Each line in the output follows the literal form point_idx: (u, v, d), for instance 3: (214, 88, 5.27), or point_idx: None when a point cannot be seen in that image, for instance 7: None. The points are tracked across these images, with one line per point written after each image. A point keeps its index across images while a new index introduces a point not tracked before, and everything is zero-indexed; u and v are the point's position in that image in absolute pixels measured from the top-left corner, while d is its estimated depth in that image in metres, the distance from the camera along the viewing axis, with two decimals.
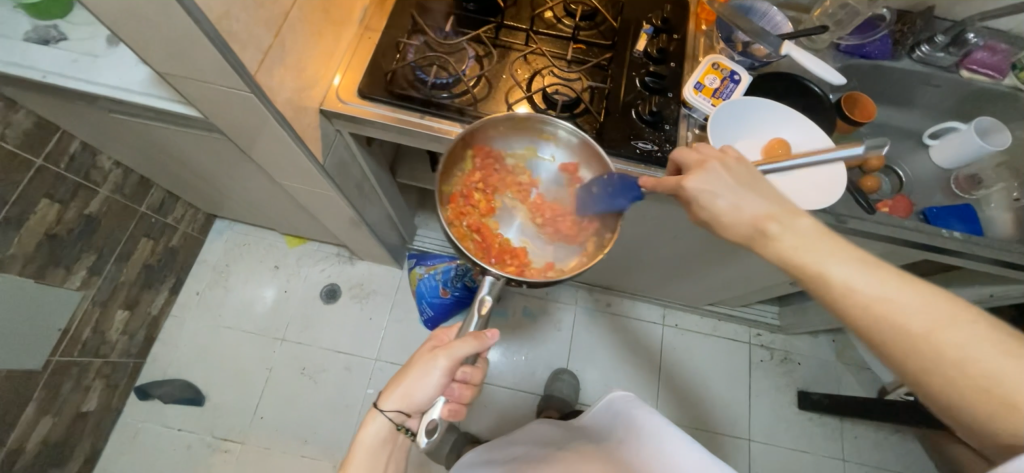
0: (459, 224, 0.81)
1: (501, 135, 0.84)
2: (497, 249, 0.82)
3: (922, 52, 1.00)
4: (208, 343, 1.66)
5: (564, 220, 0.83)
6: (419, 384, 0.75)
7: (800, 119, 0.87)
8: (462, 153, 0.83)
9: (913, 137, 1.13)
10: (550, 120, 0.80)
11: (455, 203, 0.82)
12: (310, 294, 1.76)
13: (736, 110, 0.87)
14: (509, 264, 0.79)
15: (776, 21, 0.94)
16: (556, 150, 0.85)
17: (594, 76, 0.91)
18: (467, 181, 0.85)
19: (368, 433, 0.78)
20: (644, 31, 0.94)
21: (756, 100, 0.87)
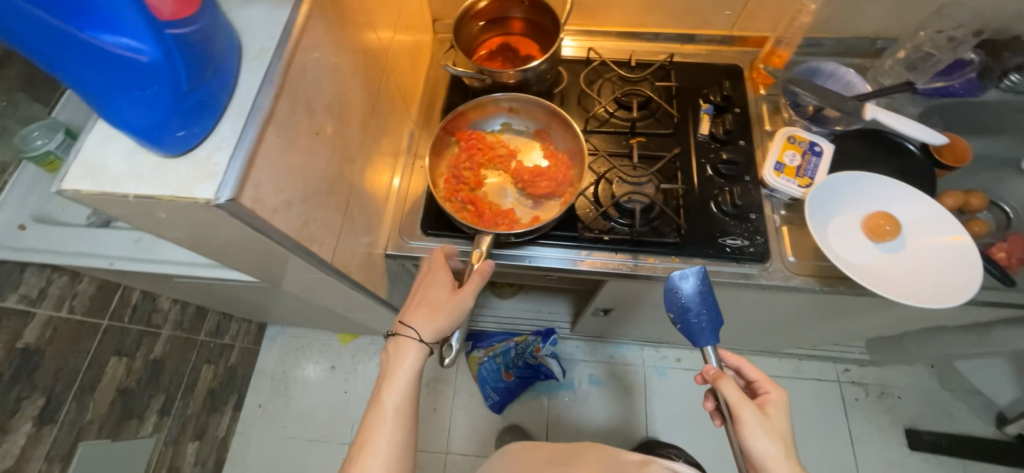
0: (448, 205, 0.77)
1: (476, 115, 0.83)
2: (487, 219, 0.76)
3: (1012, 81, 0.91)
4: (277, 458, 1.63)
5: (544, 179, 0.78)
6: (434, 305, 0.69)
7: (915, 200, 0.79)
8: (442, 137, 0.81)
9: (1011, 165, 1.02)
10: (505, 93, 0.80)
11: (440, 184, 0.79)
12: (370, 390, 1.72)
13: (836, 185, 0.79)
14: (499, 226, 0.75)
15: (849, 81, 0.87)
16: (527, 121, 0.83)
17: (663, 170, 0.85)
18: (453, 165, 0.81)
19: (400, 369, 0.67)
20: (705, 111, 0.89)
21: (866, 176, 0.79)
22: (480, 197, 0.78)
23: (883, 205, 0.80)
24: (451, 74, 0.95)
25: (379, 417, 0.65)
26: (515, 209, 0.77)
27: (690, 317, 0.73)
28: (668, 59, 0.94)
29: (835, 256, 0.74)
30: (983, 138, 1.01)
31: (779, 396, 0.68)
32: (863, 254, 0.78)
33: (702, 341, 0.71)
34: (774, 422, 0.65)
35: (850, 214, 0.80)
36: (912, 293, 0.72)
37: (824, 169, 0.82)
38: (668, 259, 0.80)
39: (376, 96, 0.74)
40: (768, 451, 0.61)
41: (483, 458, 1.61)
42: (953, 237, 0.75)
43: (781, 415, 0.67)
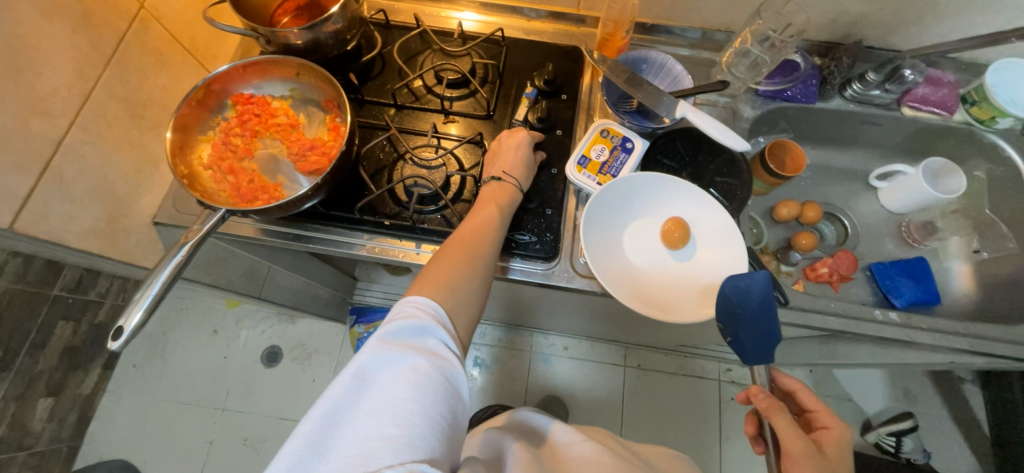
0: (204, 172, 0.70)
1: (257, 77, 0.75)
2: (247, 191, 0.70)
3: (854, 90, 0.86)
4: (146, 419, 1.59)
5: (317, 152, 0.72)
6: (528, 161, 0.75)
7: (701, 196, 0.75)
8: (212, 99, 0.73)
9: (858, 178, 0.99)
10: (280, 56, 0.72)
11: (205, 149, 0.71)
12: (251, 358, 1.68)
13: (646, 184, 0.75)
14: (255, 201, 0.69)
15: (675, 73, 0.81)
16: (316, 86, 0.76)
17: (467, 155, 0.80)
18: (223, 130, 0.73)
19: (485, 224, 0.66)
20: (526, 95, 0.83)
21: (649, 177, 0.75)
22: (245, 168, 0.71)
23: (688, 218, 0.75)
24: (244, 39, 0.85)
25: (461, 252, 0.62)
26: (282, 185, 0.71)
27: (742, 330, 0.66)
28: (499, 33, 0.87)
29: (594, 251, 0.72)
30: (831, 149, 0.98)
31: (840, 433, 0.66)
32: (642, 258, 0.75)
33: (751, 359, 0.68)
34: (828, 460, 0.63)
35: (643, 219, 0.77)
36: (651, 304, 0.70)
37: (632, 169, 0.78)
38: None
39: (118, 44, 0.66)
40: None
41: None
42: (739, 245, 0.71)
43: (834, 453, 0.64)
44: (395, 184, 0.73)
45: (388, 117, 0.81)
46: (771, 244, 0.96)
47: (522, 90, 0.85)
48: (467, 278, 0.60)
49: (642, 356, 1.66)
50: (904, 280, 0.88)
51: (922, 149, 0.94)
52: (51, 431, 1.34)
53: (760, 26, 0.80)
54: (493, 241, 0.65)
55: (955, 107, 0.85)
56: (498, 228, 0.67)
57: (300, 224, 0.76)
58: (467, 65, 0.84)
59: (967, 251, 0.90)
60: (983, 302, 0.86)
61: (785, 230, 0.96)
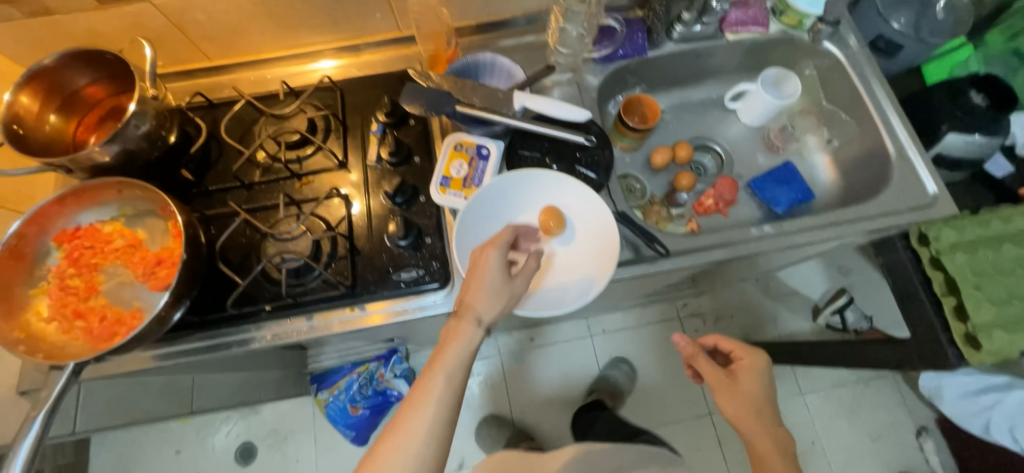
0: (48, 326, 0.64)
1: (77, 207, 0.69)
2: (102, 329, 0.65)
3: (679, 32, 0.90)
4: None
5: (166, 265, 0.68)
6: (503, 272, 0.65)
7: (565, 181, 0.75)
8: (36, 248, 0.68)
9: (718, 105, 1.04)
10: (91, 180, 0.67)
11: (43, 302, 0.66)
12: (220, 464, 1.57)
13: (510, 185, 0.75)
14: (112, 337, 0.64)
15: (507, 68, 0.82)
16: (143, 196, 0.70)
17: (331, 211, 0.78)
18: (57, 275, 0.68)
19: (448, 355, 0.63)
20: (373, 133, 0.82)
21: (512, 179, 0.75)
22: (94, 307, 0.67)
23: (561, 204, 0.76)
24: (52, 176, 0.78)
25: (423, 396, 0.61)
26: (140, 309, 0.66)
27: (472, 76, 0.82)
28: (329, 79, 0.84)
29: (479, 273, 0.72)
30: (683, 86, 1.03)
31: (753, 361, 0.80)
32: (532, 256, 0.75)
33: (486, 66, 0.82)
34: (741, 384, 0.78)
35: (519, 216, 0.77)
36: (555, 300, 0.72)
37: (492, 173, 0.78)
38: (345, 310, 0.74)
39: None
40: (733, 408, 0.75)
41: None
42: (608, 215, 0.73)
43: (727, 389, 0.77)
44: (260, 268, 0.70)
45: (238, 200, 0.78)
46: (658, 193, 0.99)
47: (368, 129, 0.83)
48: (421, 432, 0.59)
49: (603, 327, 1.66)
50: (779, 188, 0.95)
51: (760, 63, 1.00)
52: None
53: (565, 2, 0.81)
54: (454, 380, 0.62)
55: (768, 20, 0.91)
56: (463, 365, 0.63)
57: (176, 341, 0.71)
58: (304, 122, 0.82)
59: (821, 143, 0.97)
60: (846, 185, 0.93)
61: (665, 176, 1.00)
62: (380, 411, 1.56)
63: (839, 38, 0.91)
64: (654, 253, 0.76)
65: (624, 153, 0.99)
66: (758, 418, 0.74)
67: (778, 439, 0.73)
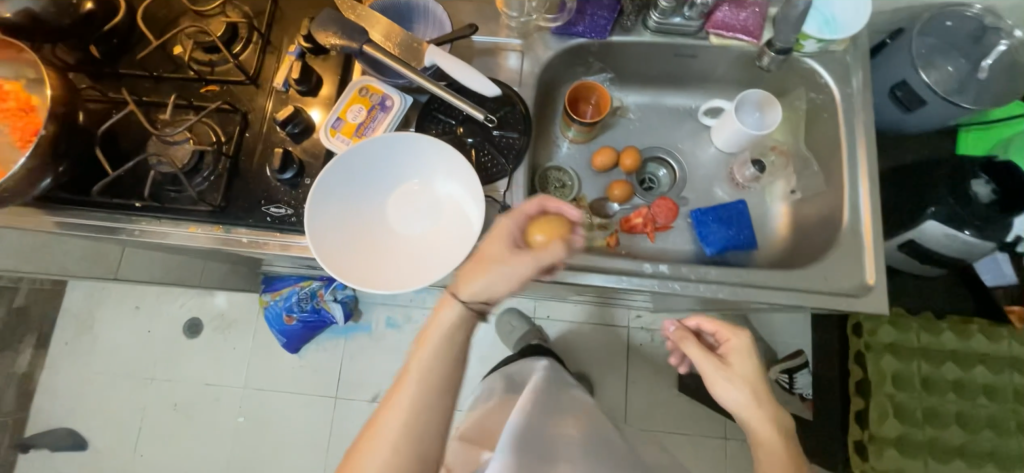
0: None
1: None
2: None
3: (654, 20, 0.77)
4: (86, 388, 1.66)
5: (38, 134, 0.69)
6: (514, 275, 0.57)
7: (450, 159, 0.71)
8: None
9: (692, 116, 0.92)
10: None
11: None
12: (173, 330, 1.70)
13: (386, 151, 0.71)
14: None
15: (440, 19, 0.76)
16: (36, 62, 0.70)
17: (224, 124, 0.76)
18: None
19: (419, 360, 0.58)
20: (289, 54, 0.78)
21: (398, 140, 0.70)
22: None
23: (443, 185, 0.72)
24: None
25: (405, 404, 0.57)
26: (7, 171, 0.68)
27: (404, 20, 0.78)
28: None
29: (335, 234, 0.67)
30: (659, 86, 0.90)
31: (741, 340, 0.68)
32: (407, 227, 0.72)
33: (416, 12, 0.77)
34: (732, 370, 0.66)
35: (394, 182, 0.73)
36: (392, 274, 0.68)
37: (390, 129, 0.73)
38: (210, 228, 0.74)
39: None
40: (734, 401, 0.65)
41: (281, 394, 1.62)
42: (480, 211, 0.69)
43: (725, 379, 0.66)
44: (130, 163, 0.70)
45: (141, 89, 0.77)
46: (589, 195, 0.90)
47: (287, 50, 0.79)
48: (414, 414, 0.56)
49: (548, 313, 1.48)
50: (717, 227, 0.84)
51: (751, 81, 0.85)
52: None
53: None
54: (437, 390, 0.57)
55: (761, 31, 0.76)
56: (444, 370, 0.58)
57: (50, 211, 0.74)
58: (223, 27, 0.78)
59: (783, 193, 0.84)
60: (796, 243, 0.81)
61: (603, 179, 0.91)
62: (313, 328, 1.59)
63: (842, 73, 0.76)
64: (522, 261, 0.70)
65: (568, 144, 0.91)
66: (788, 449, 0.62)
67: (783, 433, 0.63)
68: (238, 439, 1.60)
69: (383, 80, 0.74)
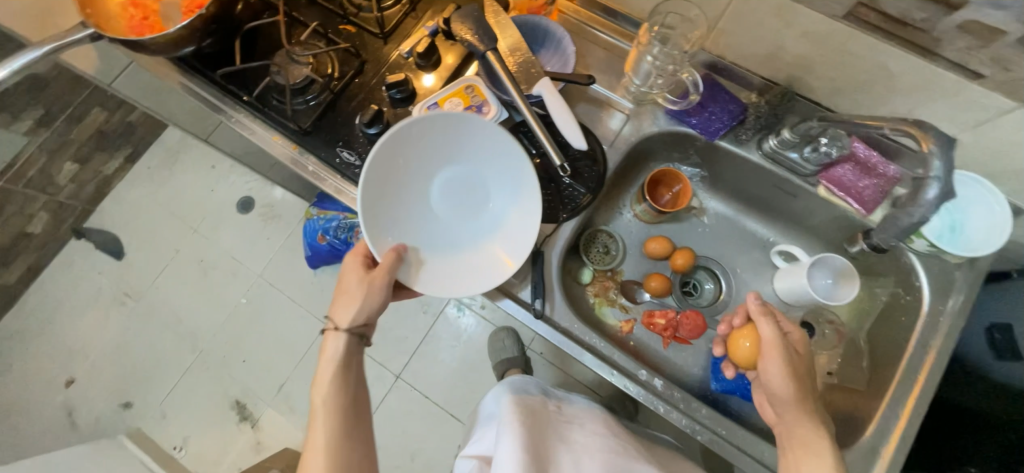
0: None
1: None
2: (139, 24, 0.79)
3: (769, 146, 0.74)
4: (142, 210, 1.76)
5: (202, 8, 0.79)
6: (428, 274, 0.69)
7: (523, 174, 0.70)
8: None
9: (765, 249, 0.87)
10: None
11: None
12: (229, 198, 1.78)
13: (443, 137, 0.71)
14: (139, 34, 0.78)
15: (567, 55, 0.77)
16: None
17: (344, 63, 0.82)
18: None
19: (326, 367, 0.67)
20: (425, 28, 0.82)
21: (478, 131, 0.69)
22: (149, 7, 0.81)
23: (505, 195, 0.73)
24: None
25: (321, 404, 0.65)
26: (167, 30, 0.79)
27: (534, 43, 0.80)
28: None
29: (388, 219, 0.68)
30: (748, 206, 0.86)
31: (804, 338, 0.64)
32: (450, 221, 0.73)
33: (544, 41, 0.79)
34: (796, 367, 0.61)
35: (459, 167, 0.73)
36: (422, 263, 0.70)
37: None
38: (289, 145, 0.81)
39: None
40: (782, 391, 0.60)
41: (285, 299, 1.69)
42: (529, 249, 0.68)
43: (783, 367, 0.60)
44: (255, 63, 0.78)
45: (296, 6, 0.85)
46: (625, 273, 0.88)
47: (424, 24, 0.84)
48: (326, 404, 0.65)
49: (547, 353, 1.45)
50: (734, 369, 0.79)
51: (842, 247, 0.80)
52: (70, 191, 1.66)
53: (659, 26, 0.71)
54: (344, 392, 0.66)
55: (877, 205, 0.71)
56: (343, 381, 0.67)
57: (179, 69, 0.83)
58: None
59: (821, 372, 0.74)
60: None
61: (647, 265, 0.88)
62: (339, 254, 1.62)
63: (941, 286, 0.69)
64: (530, 309, 0.71)
65: (632, 217, 0.89)
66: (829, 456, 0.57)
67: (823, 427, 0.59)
68: (232, 317, 1.67)
69: (491, 90, 0.77)
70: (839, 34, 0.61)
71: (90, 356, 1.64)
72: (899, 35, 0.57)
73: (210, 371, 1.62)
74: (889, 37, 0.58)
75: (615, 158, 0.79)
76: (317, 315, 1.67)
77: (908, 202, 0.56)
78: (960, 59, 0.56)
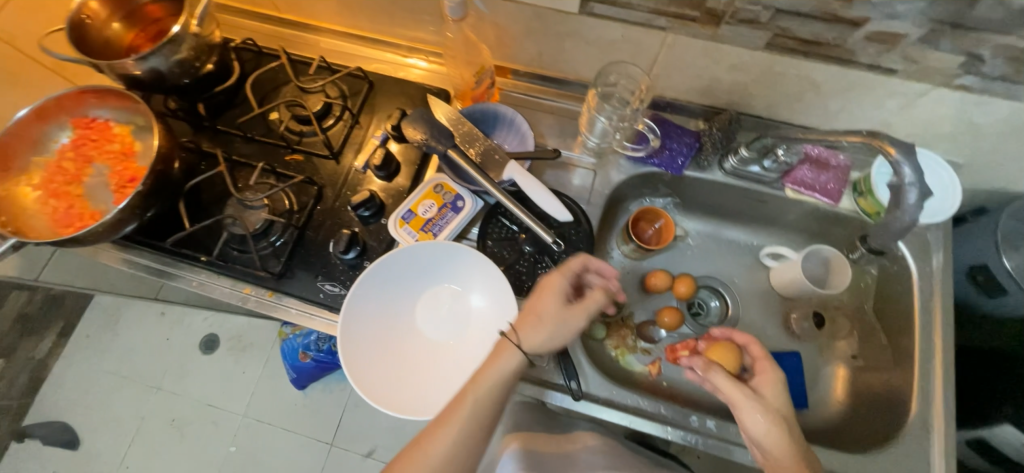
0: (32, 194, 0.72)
1: (97, 101, 0.76)
2: (68, 217, 0.72)
3: (730, 164, 0.78)
4: (88, 386, 1.55)
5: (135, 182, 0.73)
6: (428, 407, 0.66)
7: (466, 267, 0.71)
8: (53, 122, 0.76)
9: (753, 253, 0.90)
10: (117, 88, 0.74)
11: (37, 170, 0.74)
12: (188, 344, 1.61)
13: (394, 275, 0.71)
14: (72, 227, 0.71)
15: (523, 133, 0.78)
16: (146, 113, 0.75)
17: (301, 193, 0.79)
18: (59, 152, 0.75)
19: None
20: (375, 138, 0.81)
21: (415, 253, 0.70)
22: (73, 194, 0.74)
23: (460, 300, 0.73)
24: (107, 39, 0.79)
25: None
26: (102, 215, 0.72)
27: (483, 127, 0.81)
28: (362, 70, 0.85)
29: (364, 342, 0.68)
30: (725, 218, 0.90)
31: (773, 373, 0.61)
32: (437, 332, 0.72)
33: (492, 124, 0.81)
34: (767, 404, 0.58)
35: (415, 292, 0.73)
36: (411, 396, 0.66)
37: (456, 229, 0.75)
38: (264, 293, 0.75)
39: None
40: (769, 435, 0.55)
41: (279, 432, 1.51)
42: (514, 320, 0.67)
43: (756, 410, 0.57)
44: (206, 221, 0.73)
45: (235, 149, 0.82)
46: (636, 316, 0.87)
47: (373, 134, 0.83)
48: None
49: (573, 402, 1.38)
50: None
51: (820, 234, 0.84)
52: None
53: (603, 88, 0.75)
54: None
55: (841, 195, 0.77)
56: None
57: (123, 246, 0.77)
58: (319, 105, 0.83)
59: (844, 356, 0.81)
60: (854, 411, 0.77)
61: (652, 300, 0.88)
62: (327, 367, 1.48)
63: (921, 250, 0.74)
64: (568, 390, 0.68)
65: (625, 258, 0.89)
66: None
67: None
68: (223, 471, 1.47)
69: (458, 183, 0.76)
70: (766, 60, 0.67)
71: None
72: (816, 53, 0.63)
73: None
74: (809, 56, 0.64)
75: (596, 211, 0.80)
76: (316, 439, 1.50)
77: (890, 209, 0.57)
78: (873, 61, 0.63)
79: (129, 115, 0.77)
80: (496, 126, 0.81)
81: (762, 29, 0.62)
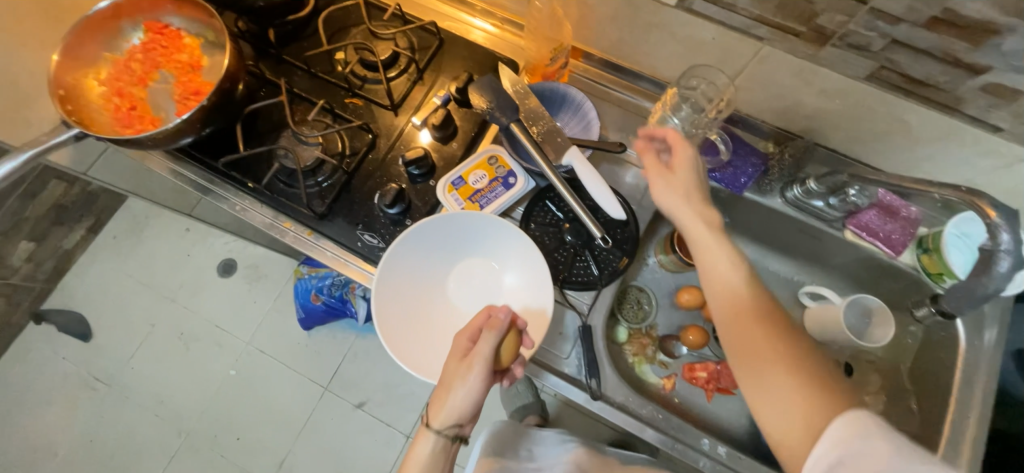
0: (98, 88, 0.73)
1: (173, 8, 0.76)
2: (128, 117, 0.73)
3: (793, 194, 0.75)
4: (107, 284, 1.60)
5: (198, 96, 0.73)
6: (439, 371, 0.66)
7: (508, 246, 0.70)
8: (127, 20, 0.76)
9: (792, 288, 0.87)
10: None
11: (104, 64, 0.74)
12: (206, 263, 1.64)
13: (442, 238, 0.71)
14: (131, 128, 0.72)
15: (588, 121, 0.76)
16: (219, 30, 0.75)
17: (354, 139, 0.78)
18: (128, 51, 0.76)
19: None
20: (437, 98, 0.80)
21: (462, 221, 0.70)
22: (136, 95, 0.74)
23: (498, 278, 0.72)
24: None
25: None
26: (161, 122, 0.73)
27: (549, 106, 0.79)
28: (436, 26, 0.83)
29: (397, 296, 0.68)
30: (771, 248, 0.87)
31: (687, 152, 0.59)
32: (470, 303, 0.72)
33: (559, 104, 0.79)
34: (674, 182, 0.58)
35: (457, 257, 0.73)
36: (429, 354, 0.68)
37: (502, 206, 0.74)
38: (303, 230, 0.75)
39: None
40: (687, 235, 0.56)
41: (279, 366, 1.54)
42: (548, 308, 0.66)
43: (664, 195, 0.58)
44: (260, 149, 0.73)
45: (297, 82, 0.81)
46: (659, 327, 0.86)
47: (435, 93, 0.81)
48: None
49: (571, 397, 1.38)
50: None
51: (868, 283, 0.81)
52: (27, 270, 1.48)
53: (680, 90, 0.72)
54: None
55: (904, 249, 0.73)
56: None
57: (174, 158, 0.78)
58: (387, 53, 0.81)
59: None
60: None
61: (679, 315, 0.87)
62: (336, 313, 1.49)
63: (974, 322, 0.71)
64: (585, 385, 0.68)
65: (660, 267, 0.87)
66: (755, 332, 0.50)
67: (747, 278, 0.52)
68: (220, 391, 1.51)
69: (514, 159, 0.75)
70: (860, 93, 0.63)
71: (59, 454, 1.44)
72: (919, 94, 0.60)
73: (198, 456, 1.45)
74: (909, 96, 0.61)
75: (644, 215, 0.78)
76: (312, 380, 1.52)
77: (977, 274, 0.55)
78: (978, 114, 0.59)
79: (201, 29, 0.77)
80: (563, 108, 0.79)
81: (866, 58, 0.58)
